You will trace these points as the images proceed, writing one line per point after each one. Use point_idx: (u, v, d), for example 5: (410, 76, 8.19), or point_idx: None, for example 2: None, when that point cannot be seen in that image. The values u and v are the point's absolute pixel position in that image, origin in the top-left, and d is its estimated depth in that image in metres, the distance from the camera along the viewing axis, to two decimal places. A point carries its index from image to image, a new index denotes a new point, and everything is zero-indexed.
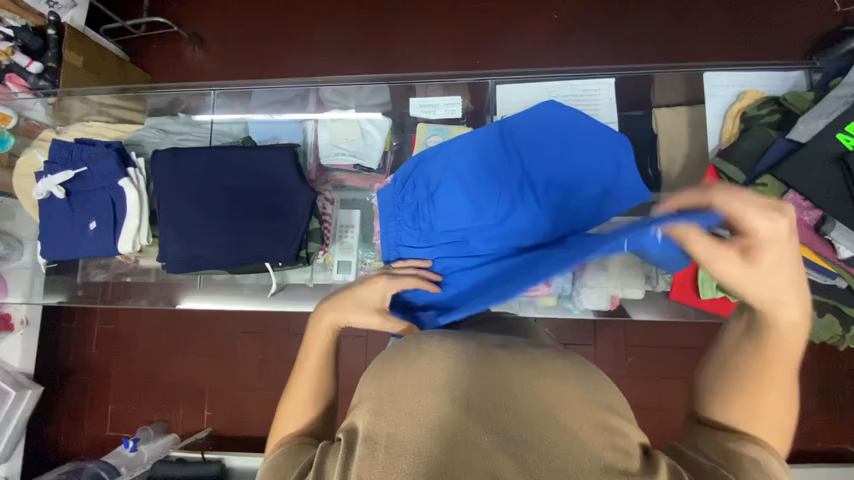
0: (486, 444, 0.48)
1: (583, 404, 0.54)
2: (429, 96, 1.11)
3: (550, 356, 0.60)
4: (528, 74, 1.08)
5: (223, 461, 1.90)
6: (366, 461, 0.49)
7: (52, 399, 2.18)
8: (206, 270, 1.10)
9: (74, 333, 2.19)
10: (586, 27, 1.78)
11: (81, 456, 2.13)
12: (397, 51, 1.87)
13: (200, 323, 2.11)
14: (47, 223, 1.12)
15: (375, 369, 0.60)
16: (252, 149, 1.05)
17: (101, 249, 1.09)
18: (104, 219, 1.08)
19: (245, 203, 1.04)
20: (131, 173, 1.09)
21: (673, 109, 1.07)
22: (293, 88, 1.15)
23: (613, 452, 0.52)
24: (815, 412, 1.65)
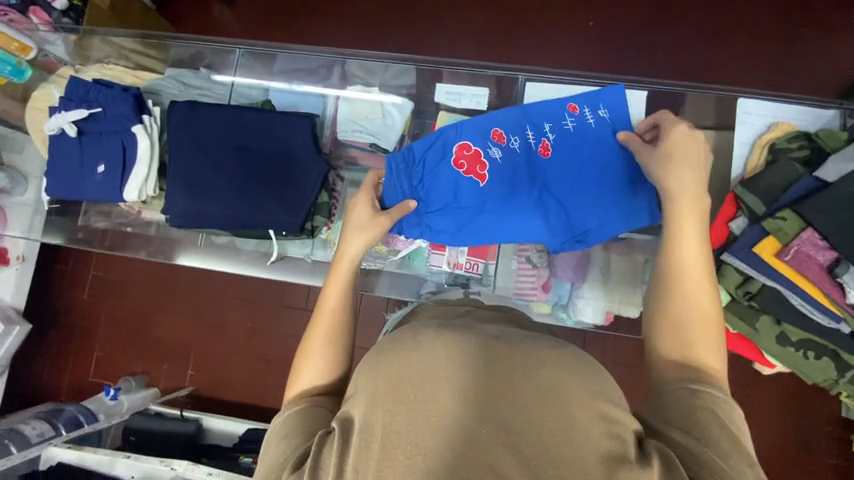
0: (484, 435, 0.50)
1: (583, 395, 0.54)
2: (455, 84, 1.10)
3: (546, 344, 0.57)
4: (558, 76, 1.07)
5: (201, 421, 1.91)
6: (362, 453, 0.52)
7: (39, 338, 2.19)
8: (209, 230, 1.09)
9: (68, 276, 2.19)
10: (621, 38, 1.75)
11: (61, 397, 2.15)
12: (425, 37, 1.83)
13: (194, 283, 2.11)
14: (54, 160, 1.11)
15: (370, 358, 0.58)
16: (270, 114, 1.04)
17: (106, 193, 1.08)
18: (113, 163, 1.07)
19: (257, 168, 1.03)
20: (146, 120, 1.08)
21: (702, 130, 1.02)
22: (319, 58, 1.13)
23: (610, 441, 0.52)
24: (791, 453, 1.66)
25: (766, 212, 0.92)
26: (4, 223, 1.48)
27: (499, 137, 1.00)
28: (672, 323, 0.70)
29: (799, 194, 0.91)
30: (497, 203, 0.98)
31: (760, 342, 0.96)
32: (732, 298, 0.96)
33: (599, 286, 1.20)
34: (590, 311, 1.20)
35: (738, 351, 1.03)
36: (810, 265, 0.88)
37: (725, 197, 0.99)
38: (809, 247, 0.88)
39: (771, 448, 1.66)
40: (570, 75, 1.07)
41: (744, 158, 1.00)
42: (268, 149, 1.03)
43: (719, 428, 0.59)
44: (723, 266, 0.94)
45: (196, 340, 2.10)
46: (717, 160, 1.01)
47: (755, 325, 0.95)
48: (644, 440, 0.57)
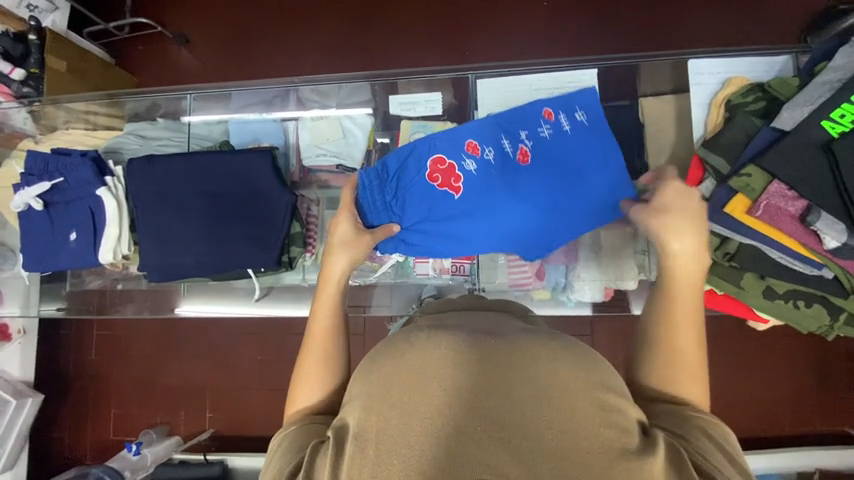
0: (478, 433, 0.49)
1: (578, 385, 0.53)
2: (409, 93, 1.10)
3: (539, 340, 0.57)
4: (510, 68, 1.07)
5: (226, 462, 1.95)
6: (356, 459, 0.51)
7: (54, 407, 2.20)
8: (191, 278, 1.09)
9: (72, 340, 2.20)
10: (577, 15, 1.75)
11: (86, 460, 2.15)
12: (385, 45, 1.84)
13: (196, 325, 2.11)
14: (28, 235, 1.11)
15: (365, 365, 0.59)
16: (229, 154, 1.03)
17: (84, 260, 1.08)
18: (84, 229, 1.07)
19: (227, 207, 1.03)
20: (109, 182, 1.07)
21: (658, 97, 1.07)
22: (271, 89, 1.12)
23: (612, 429, 0.52)
24: (814, 396, 1.65)
25: (732, 170, 0.91)
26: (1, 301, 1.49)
27: (473, 149, 0.99)
28: (664, 343, 0.72)
29: (760, 147, 0.90)
30: (473, 213, 0.98)
31: (746, 298, 0.96)
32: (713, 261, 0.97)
33: (593, 264, 1.19)
34: (590, 291, 1.20)
35: (731, 311, 1.04)
36: (781, 218, 0.86)
37: (692, 160, 1.00)
38: (778, 200, 0.86)
39: (794, 394, 1.66)
40: (523, 64, 1.08)
41: (703, 118, 1.01)
42: (240, 187, 1.03)
43: (708, 442, 0.58)
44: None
45: (210, 382, 2.10)
46: (676, 126, 1.05)
47: (740, 284, 0.95)
48: (648, 428, 0.57)
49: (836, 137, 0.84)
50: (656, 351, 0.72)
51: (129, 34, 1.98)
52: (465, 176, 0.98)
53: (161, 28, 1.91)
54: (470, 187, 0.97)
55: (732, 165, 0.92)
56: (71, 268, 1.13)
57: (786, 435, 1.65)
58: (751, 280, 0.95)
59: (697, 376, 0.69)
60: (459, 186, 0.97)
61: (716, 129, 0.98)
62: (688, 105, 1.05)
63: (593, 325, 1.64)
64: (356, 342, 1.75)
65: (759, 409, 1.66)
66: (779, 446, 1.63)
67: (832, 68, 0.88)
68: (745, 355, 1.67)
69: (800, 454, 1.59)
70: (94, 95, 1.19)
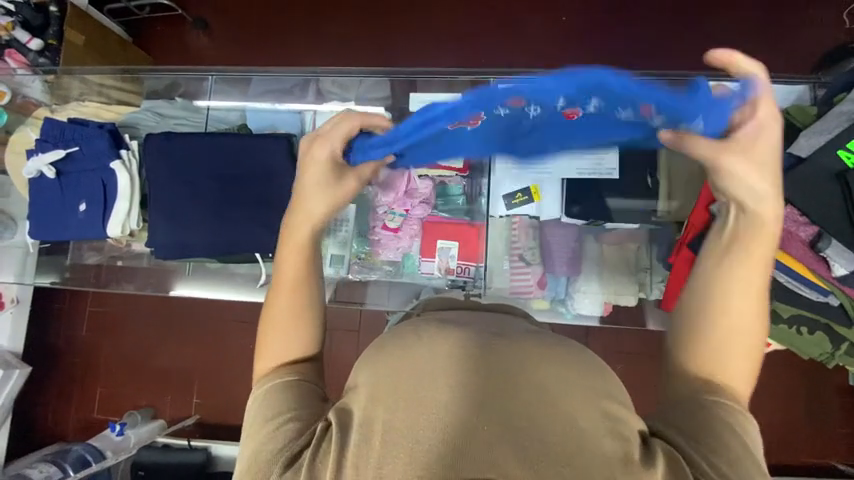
0: (483, 432, 0.49)
1: (584, 393, 0.53)
2: (429, 92, 1.10)
3: (548, 343, 0.57)
4: (530, 76, 1.08)
5: (209, 449, 1.93)
6: (361, 449, 0.51)
7: (39, 380, 2.17)
8: (195, 259, 1.09)
9: (65, 314, 2.18)
10: (595, 31, 1.76)
11: (67, 437, 2.12)
12: (402, 45, 1.85)
13: (191, 310, 2.10)
14: (36, 203, 1.11)
15: (369, 355, 0.58)
16: (246, 138, 1.04)
17: (91, 232, 1.08)
18: (94, 200, 1.07)
19: (239, 188, 1.03)
20: (123, 156, 1.07)
21: None
22: (292, 77, 1.14)
23: (615, 440, 0.52)
24: (803, 427, 1.65)
25: None
26: None
27: (519, 93, 0.71)
28: (717, 333, 0.63)
29: None
30: (472, 190, 0.83)
31: None
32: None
33: (594, 277, 1.19)
34: (590, 304, 1.20)
35: None
36: (792, 242, 0.88)
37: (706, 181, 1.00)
38: (790, 224, 0.88)
39: (784, 422, 1.66)
40: (544, 73, 1.09)
41: None
42: (255, 165, 1.03)
43: (733, 438, 0.56)
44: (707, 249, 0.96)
45: (199, 368, 2.08)
46: None
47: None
48: (648, 438, 0.56)
49: (851, 166, 0.84)
50: (705, 336, 0.63)
51: (149, 14, 1.98)
52: (477, 141, 0.80)
53: (181, 10, 1.92)
54: (490, 138, 0.74)
55: None
56: (77, 240, 1.12)
57: (774, 462, 1.65)
58: None
59: (741, 369, 0.62)
60: (468, 153, 0.82)
61: None
62: None
63: (588, 339, 1.64)
64: (350, 338, 1.75)
65: None
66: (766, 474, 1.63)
67: (850, 98, 0.89)
68: None
69: None
70: (113, 69, 1.20)
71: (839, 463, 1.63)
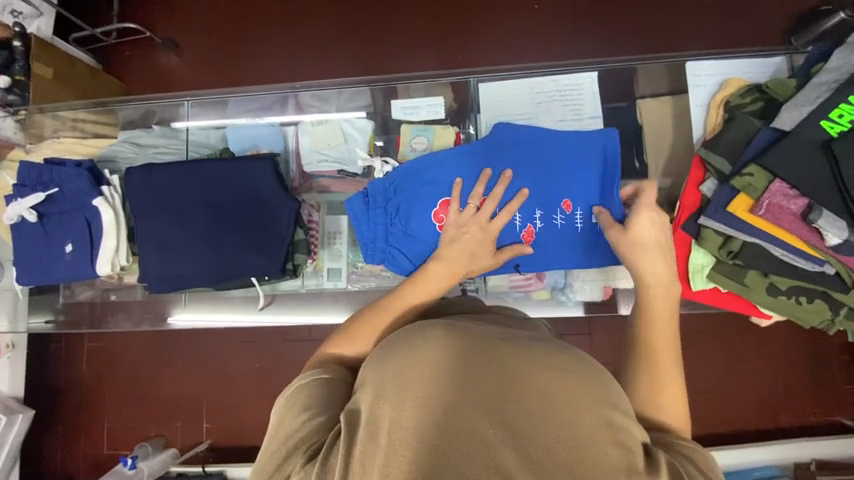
0: (489, 437, 0.49)
1: (588, 401, 0.53)
2: (411, 97, 1.10)
3: (553, 351, 0.57)
4: (510, 71, 1.08)
5: (225, 473, 1.91)
6: (368, 446, 0.51)
7: (44, 422, 2.14)
8: (191, 289, 1.07)
9: (63, 352, 2.14)
10: (568, 17, 1.76)
11: (79, 476, 2.10)
12: (377, 50, 1.83)
13: (192, 335, 2.08)
14: (21, 248, 1.08)
15: (375, 355, 0.58)
16: (235, 162, 1.02)
17: (80, 272, 1.06)
18: (81, 240, 1.05)
19: (230, 212, 1.01)
20: (105, 191, 1.05)
21: (657, 99, 1.08)
22: (270, 94, 1.12)
23: (619, 450, 0.53)
24: (808, 388, 1.68)
25: (733, 170, 0.92)
26: None
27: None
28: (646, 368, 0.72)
29: (761, 146, 0.91)
30: None
31: (753, 297, 0.97)
32: (717, 259, 0.98)
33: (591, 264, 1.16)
34: (589, 289, 1.20)
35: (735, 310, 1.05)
36: (784, 216, 0.88)
37: (692, 162, 1.01)
38: (780, 198, 0.88)
39: (787, 387, 1.69)
40: (524, 67, 1.09)
41: (703, 120, 1.03)
42: (250, 188, 1.01)
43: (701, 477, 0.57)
44: (702, 230, 0.95)
45: (206, 391, 2.07)
46: (676, 126, 1.07)
47: (745, 282, 0.97)
48: (651, 448, 0.58)
49: (835, 136, 0.86)
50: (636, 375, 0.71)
51: (117, 40, 1.94)
52: None
53: (149, 33, 1.88)
54: None
55: (734, 165, 0.94)
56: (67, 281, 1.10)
57: (781, 427, 1.68)
58: (755, 278, 0.96)
59: (671, 400, 0.69)
60: None
61: (716, 129, 1.00)
62: (686, 106, 1.06)
63: (591, 325, 1.65)
64: None
65: (754, 402, 1.69)
66: (774, 439, 1.66)
67: (828, 68, 0.91)
68: (739, 350, 1.70)
69: (796, 445, 1.61)
70: (88, 102, 1.18)
71: (846, 420, 1.66)
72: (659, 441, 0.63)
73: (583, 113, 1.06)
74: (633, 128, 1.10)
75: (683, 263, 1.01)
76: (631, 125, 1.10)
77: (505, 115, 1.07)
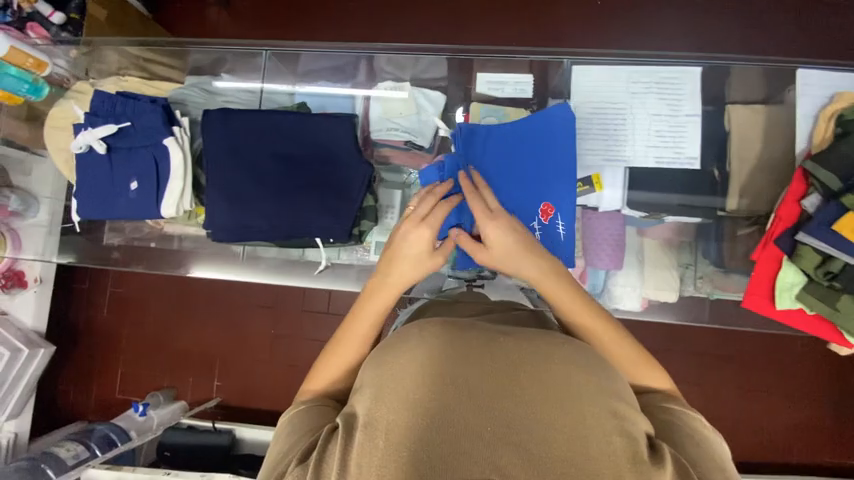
0: (487, 435, 0.46)
1: (592, 392, 0.50)
2: (496, 74, 1.11)
3: (554, 341, 0.55)
4: (607, 58, 1.12)
5: (234, 432, 1.87)
6: (366, 450, 0.48)
7: (60, 358, 2.18)
8: (251, 242, 1.07)
9: (85, 295, 2.17)
10: (644, 15, 1.69)
11: (89, 417, 2.14)
12: (441, 27, 1.77)
13: (212, 293, 2.09)
14: (83, 180, 1.08)
15: (373, 359, 0.56)
16: (307, 117, 1.03)
17: (141, 211, 1.05)
18: (147, 178, 1.04)
19: (297, 173, 1.01)
20: (177, 132, 1.05)
21: (749, 107, 1.10)
22: (345, 55, 1.13)
23: (624, 439, 0.49)
24: (830, 427, 1.64)
25: (843, 187, 0.93)
26: (19, 246, 1.52)
27: (545, 214, 1.03)
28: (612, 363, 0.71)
29: None
30: None
31: (841, 321, 0.97)
32: (809, 279, 0.99)
33: (634, 270, 1.19)
34: (628, 299, 1.19)
35: (815, 332, 1.06)
36: None
37: (794, 174, 1.01)
38: None
39: (808, 423, 1.65)
40: (622, 56, 1.12)
41: (810, 130, 1.03)
42: (315, 145, 1.02)
43: (694, 445, 0.60)
44: (799, 247, 0.97)
45: (219, 351, 2.09)
46: (763, 136, 1.09)
47: (836, 306, 0.96)
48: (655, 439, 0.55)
49: None
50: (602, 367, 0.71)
51: None
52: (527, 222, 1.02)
53: None
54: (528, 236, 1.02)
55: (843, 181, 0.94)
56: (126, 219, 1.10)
57: (794, 463, 1.64)
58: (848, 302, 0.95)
59: (641, 370, 0.71)
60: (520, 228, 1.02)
61: (823, 140, 1.00)
62: (790, 116, 1.07)
63: None
64: None
65: (766, 436, 1.65)
66: (788, 473, 1.63)
67: None
68: (763, 381, 1.66)
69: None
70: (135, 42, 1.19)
71: None
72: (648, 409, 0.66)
73: (680, 107, 1.10)
74: (719, 133, 1.11)
75: (769, 280, 1.03)
76: (718, 130, 1.11)
77: (598, 103, 1.12)
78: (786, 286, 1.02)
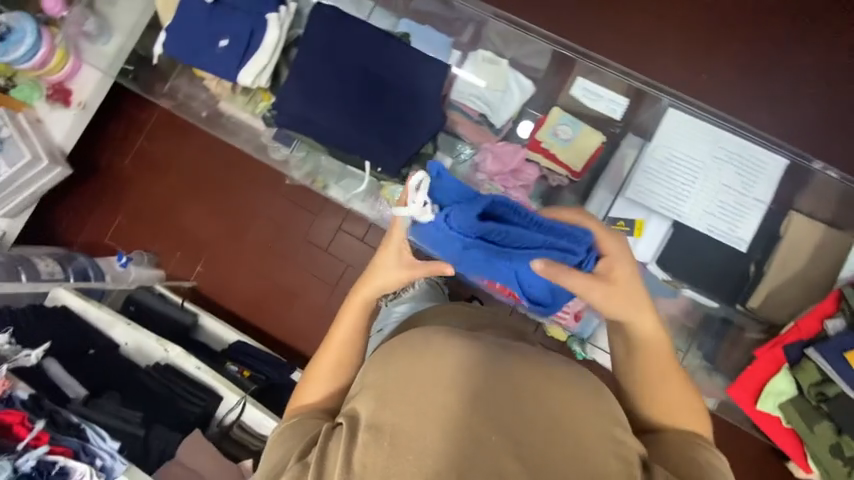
0: (491, 441, 0.62)
1: (584, 413, 0.67)
2: (592, 85, 1.20)
3: (553, 365, 0.71)
4: (703, 112, 1.18)
5: (197, 317, 1.88)
6: (368, 449, 0.63)
7: (70, 185, 2.23)
8: (306, 139, 1.13)
9: (114, 139, 2.21)
10: (740, 101, 1.67)
11: (73, 249, 2.20)
12: (546, 28, 1.72)
13: (231, 183, 2.13)
14: (180, 22, 1.12)
15: (379, 357, 0.72)
16: (406, 46, 1.11)
17: (221, 70, 1.11)
18: (238, 42, 1.09)
19: (379, 96, 1.08)
20: (280, 12, 1.11)
21: (811, 220, 1.16)
22: (465, 10, 1.21)
23: (618, 462, 0.66)
24: None
25: None
26: (79, 64, 1.71)
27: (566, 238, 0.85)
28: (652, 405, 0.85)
29: None
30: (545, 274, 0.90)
31: (812, 443, 1.09)
32: (799, 393, 1.10)
33: None
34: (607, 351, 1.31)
35: (781, 444, 1.17)
36: None
37: (829, 295, 1.12)
38: None
39: None
40: (715, 115, 1.18)
41: None
42: (402, 80, 1.09)
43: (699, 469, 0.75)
44: (804, 361, 1.08)
45: (213, 241, 2.13)
46: (812, 253, 1.16)
47: (813, 428, 1.09)
48: (647, 463, 0.71)
49: None
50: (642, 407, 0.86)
51: None
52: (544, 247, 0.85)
53: None
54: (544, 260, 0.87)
55: None
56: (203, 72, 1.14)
57: None
58: (826, 430, 1.08)
59: (683, 412, 0.84)
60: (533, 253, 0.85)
61: None
62: (845, 244, 1.16)
63: None
64: None
65: None
66: None
67: None
68: None
69: None
70: None
71: None
72: (671, 442, 0.80)
73: (754, 190, 1.16)
74: (772, 233, 1.18)
75: (762, 381, 1.14)
76: (772, 230, 1.18)
77: (677, 154, 1.18)
78: (780, 393, 1.12)
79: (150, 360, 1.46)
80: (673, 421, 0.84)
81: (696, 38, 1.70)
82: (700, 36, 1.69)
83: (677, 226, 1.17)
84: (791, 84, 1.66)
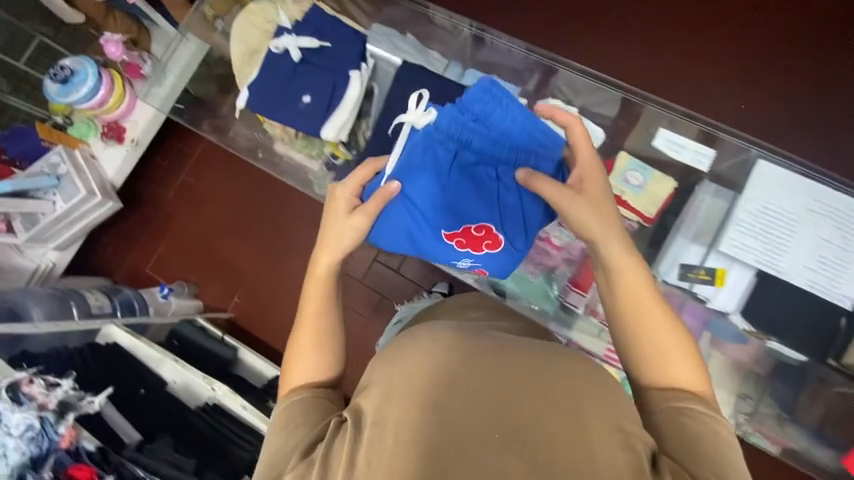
0: (495, 437, 0.57)
1: (599, 408, 0.61)
2: (678, 136, 1.27)
3: (561, 360, 0.66)
4: (794, 164, 1.23)
5: (238, 351, 1.88)
6: (373, 447, 0.58)
7: (116, 217, 2.31)
8: None
9: (160, 172, 2.29)
10: (789, 129, 1.64)
11: (116, 279, 2.26)
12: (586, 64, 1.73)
13: (274, 214, 2.16)
14: (264, 77, 1.22)
15: (381, 359, 0.67)
16: None
17: (303, 123, 1.20)
18: (320, 97, 1.19)
19: None
20: (362, 68, 1.22)
21: None
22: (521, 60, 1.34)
23: (628, 452, 0.59)
24: None
25: None
26: (132, 108, 1.78)
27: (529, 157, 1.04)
28: (649, 366, 0.77)
29: None
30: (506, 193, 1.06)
31: None
32: None
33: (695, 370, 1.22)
34: None
35: None
36: None
37: None
38: None
39: None
40: (809, 169, 1.23)
41: None
42: None
43: (713, 449, 0.65)
44: None
45: (252, 271, 2.15)
46: None
47: None
48: (657, 456, 0.63)
49: None
50: (644, 373, 0.78)
51: None
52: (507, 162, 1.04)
53: None
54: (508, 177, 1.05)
55: None
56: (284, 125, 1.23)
57: None
58: None
59: (688, 376, 0.76)
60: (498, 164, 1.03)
61: None
62: None
63: None
64: None
65: None
66: None
67: None
68: None
69: None
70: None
71: None
72: (673, 412, 0.71)
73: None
74: None
75: None
76: None
77: (770, 205, 1.22)
78: None
79: (199, 400, 1.45)
80: (673, 385, 0.75)
81: (738, 70, 1.69)
82: (745, 64, 1.68)
83: (764, 274, 1.20)
84: (840, 114, 1.63)
